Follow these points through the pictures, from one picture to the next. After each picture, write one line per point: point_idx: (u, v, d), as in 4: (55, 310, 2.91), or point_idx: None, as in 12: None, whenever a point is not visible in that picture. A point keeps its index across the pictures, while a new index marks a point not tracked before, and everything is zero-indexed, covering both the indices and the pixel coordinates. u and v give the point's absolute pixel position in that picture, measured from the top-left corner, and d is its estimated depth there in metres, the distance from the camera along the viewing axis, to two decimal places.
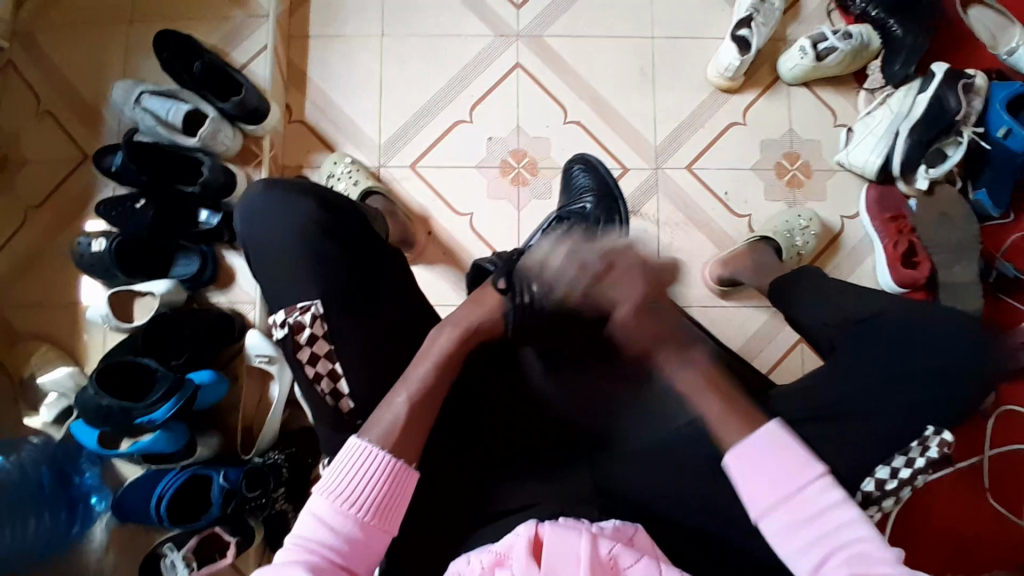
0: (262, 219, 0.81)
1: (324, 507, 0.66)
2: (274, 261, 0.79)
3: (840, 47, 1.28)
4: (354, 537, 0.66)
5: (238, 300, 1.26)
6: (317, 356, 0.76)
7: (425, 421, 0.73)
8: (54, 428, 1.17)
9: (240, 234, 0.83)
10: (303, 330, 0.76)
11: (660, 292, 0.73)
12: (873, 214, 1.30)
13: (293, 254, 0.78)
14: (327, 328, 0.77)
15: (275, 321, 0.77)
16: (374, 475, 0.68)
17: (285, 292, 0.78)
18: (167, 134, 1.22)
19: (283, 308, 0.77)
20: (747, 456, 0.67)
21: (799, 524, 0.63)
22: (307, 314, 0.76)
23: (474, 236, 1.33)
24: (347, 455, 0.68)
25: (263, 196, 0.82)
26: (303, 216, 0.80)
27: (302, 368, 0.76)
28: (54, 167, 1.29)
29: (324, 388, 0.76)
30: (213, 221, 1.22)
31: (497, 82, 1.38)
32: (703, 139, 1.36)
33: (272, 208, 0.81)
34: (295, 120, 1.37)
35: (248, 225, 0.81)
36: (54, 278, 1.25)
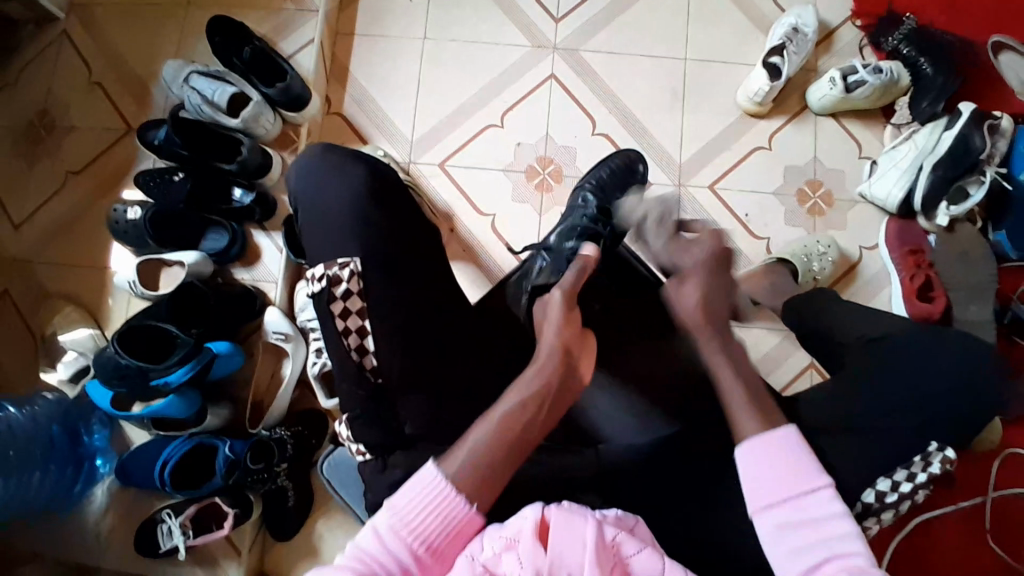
0: (314, 178, 0.87)
1: (388, 526, 0.69)
2: (318, 222, 0.86)
3: (870, 81, 1.30)
4: (408, 565, 0.68)
5: (261, 277, 1.29)
6: (348, 311, 0.81)
7: (495, 469, 0.72)
8: (70, 387, 1.19)
9: (291, 188, 0.90)
10: (340, 284, 0.81)
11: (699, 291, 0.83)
12: (893, 247, 1.30)
13: (340, 212, 0.85)
14: (362, 286, 0.82)
15: (311, 277, 0.83)
16: (438, 509, 0.70)
17: (328, 251, 0.84)
18: (211, 113, 1.25)
19: (322, 264, 0.82)
20: (762, 448, 0.69)
21: (796, 521, 0.66)
22: (346, 271, 0.82)
23: (494, 236, 1.36)
24: (422, 482, 0.72)
25: (315, 159, 0.89)
26: (355, 182, 0.86)
27: (332, 321, 0.80)
28: (99, 137, 1.34)
29: (351, 343, 0.81)
30: (245, 200, 1.26)
31: (529, 91, 1.42)
32: (728, 160, 1.38)
33: (321, 170, 0.87)
34: (332, 112, 1.42)
35: (296, 186, 0.89)
36: (87, 242, 1.30)
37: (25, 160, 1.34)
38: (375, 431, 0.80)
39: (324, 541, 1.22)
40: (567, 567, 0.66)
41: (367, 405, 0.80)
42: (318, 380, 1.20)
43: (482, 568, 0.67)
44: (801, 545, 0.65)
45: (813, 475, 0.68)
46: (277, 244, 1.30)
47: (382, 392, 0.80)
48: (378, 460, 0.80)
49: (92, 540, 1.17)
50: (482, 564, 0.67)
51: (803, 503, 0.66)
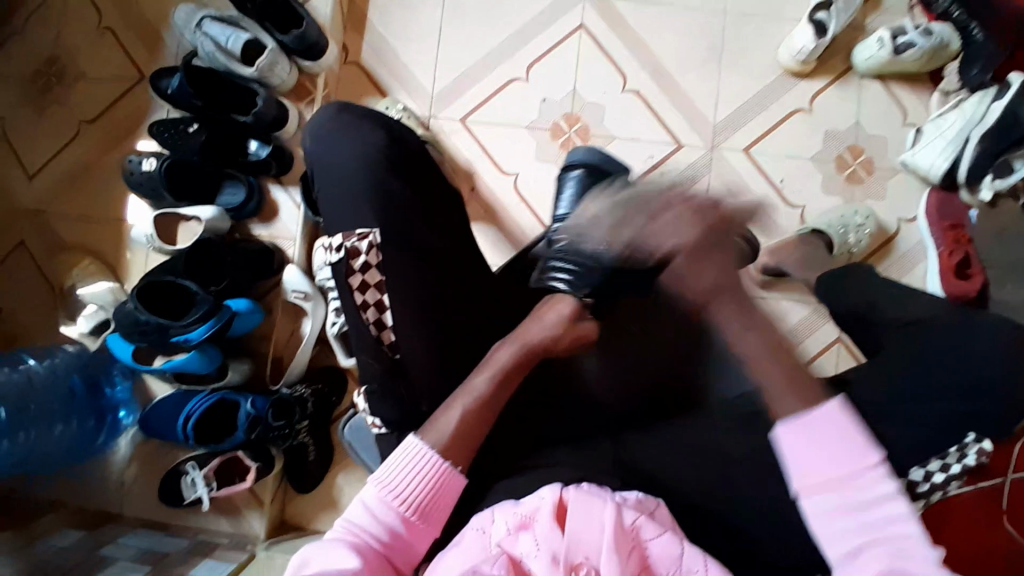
0: (327, 139, 0.84)
1: (376, 497, 0.72)
2: (336, 186, 0.81)
3: (920, 44, 1.21)
4: (397, 530, 0.71)
5: (279, 235, 1.27)
6: (367, 285, 0.78)
7: (482, 428, 0.76)
8: (90, 340, 1.20)
9: (305, 149, 0.86)
10: (358, 257, 0.78)
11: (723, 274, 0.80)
12: (933, 220, 1.24)
13: (353, 179, 0.81)
14: (381, 259, 0.78)
15: (331, 245, 0.80)
16: (423, 471, 0.73)
17: (344, 218, 0.81)
18: (224, 61, 1.21)
19: (340, 234, 0.79)
20: (806, 429, 0.66)
21: (846, 505, 0.64)
22: (365, 241, 0.78)
23: (517, 198, 1.32)
24: (405, 450, 0.74)
25: (331, 121, 0.85)
26: (370, 142, 0.82)
27: (351, 294, 0.78)
28: (111, 85, 1.30)
29: (370, 317, 0.78)
30: (262, 153, 1.22)
31: (556, 44, 1.35)
32: (764, 123, 1.31)
33: (339, 133, 0.83)
34: (350, 61, 1.36)
35: (310, 150, 0.85)
36: (102, 193, 1.27)
37: (37, 109, 1.30)
38: (393, 405, 0.79)
39: (343, 493, 1.25)
40: (584, 549, 0.67)
41: (384, 381, 0.78)
42: (338, 340, 1.21)
43: (498, 548, 0.68)
44: (855, 527, 0.63)
45: (863, 454, 0.65)
46: (294, 201, 1.27)
47: (401, 366, 0.78)
48: (394, 434, 0.81)
49: (118, 488, 1.21)
50: (499, 544, 0.69)
51: (852, 486, 0.64)
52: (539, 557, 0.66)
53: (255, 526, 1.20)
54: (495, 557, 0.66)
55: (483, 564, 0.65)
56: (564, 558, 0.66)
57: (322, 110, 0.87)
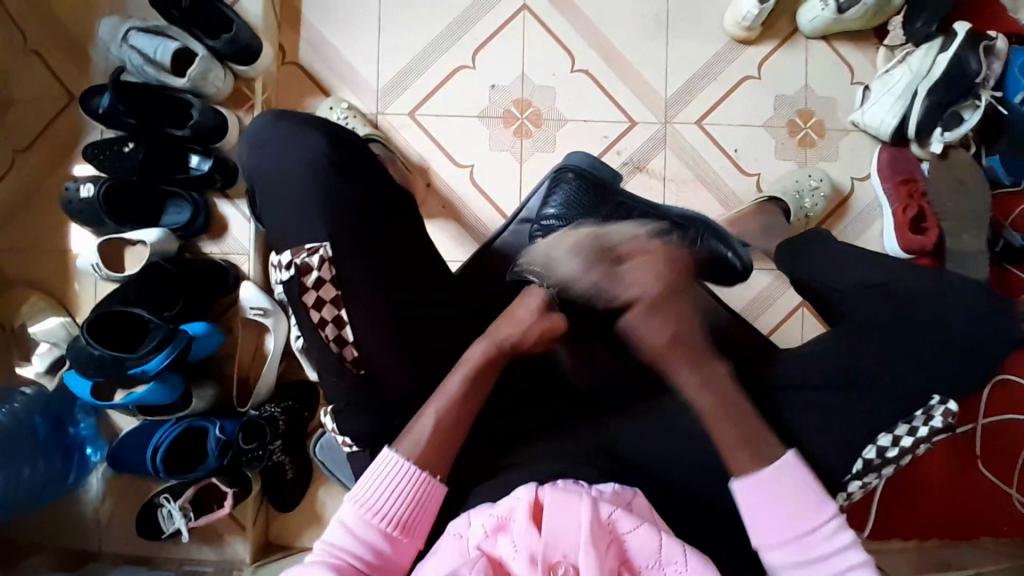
0: (268, 153, 0.80)
1: (354, 516, 0.71)
2: (281, 203, 0.78)
3: (862, 1, 1.20)
4: (379, 547, 0.70)
5: (230, 250, 1.23)
6: (323, 302, 0.75)
7: (458, 431, 0.76)
8: (47, 378, 1.16)
9: (244, 164, 0.82)
10: (310, 273, 0.75)
11: (660, 323, 0.88)
12: (885, 177, 1.26)
13: (300, 197, 0.77)
14: (335, 273, 0.76)
15: (279, 263, 0.77)
16: (400, 485, 0.72)
17: (294, 236, 0.78)
18: (155, 74, 1.14)
19: (289, 250, 0.76)
20: (762, 483, 0.74)
21: (808, 557, 0.71)
22: (315, 257, 0.75)
23: (475, 189, 1.29)
24: (380, 465, 0.73)
25: (273, 129, 0.81)
26: (312, 153, 0.79)
27: (306, 313, 0.75)
28: (37, 108, 1.23)
29: (329, 335, 0.76)
30: (204, 168, 1.17)
31: (500, 27, 1.31)
32: (716, 93, 1.31)
33: (278, 143, 0.80)
34: (288, 62, 1.30)
35: (248, 164, 0.81)
36: (40, 224, 1.21)
37: None
38: (365, 422, 0.77)
39: (327, 508, 1.23)
40: (563, 548, 0.67)
41: (350, 395, 0.76)
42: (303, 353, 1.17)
43: (477, 552, 0.68)
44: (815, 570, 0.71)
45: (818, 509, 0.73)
46: (243, 214, 1.23)
47: (368, 381, 0.76)
48: (367, 450, 0.79)
49: (94, 525, 1.18)
50: (477, 547, 0.68)
51: (805, 542, 0.72)
52: (518, 558, 0.66)
53: (240, 550, 1.19)
54: (473, 561, 0.66)
55: (462, 569, 0.65)
56: (542, 557, 0.66)
57: (258, 122, 0.83)
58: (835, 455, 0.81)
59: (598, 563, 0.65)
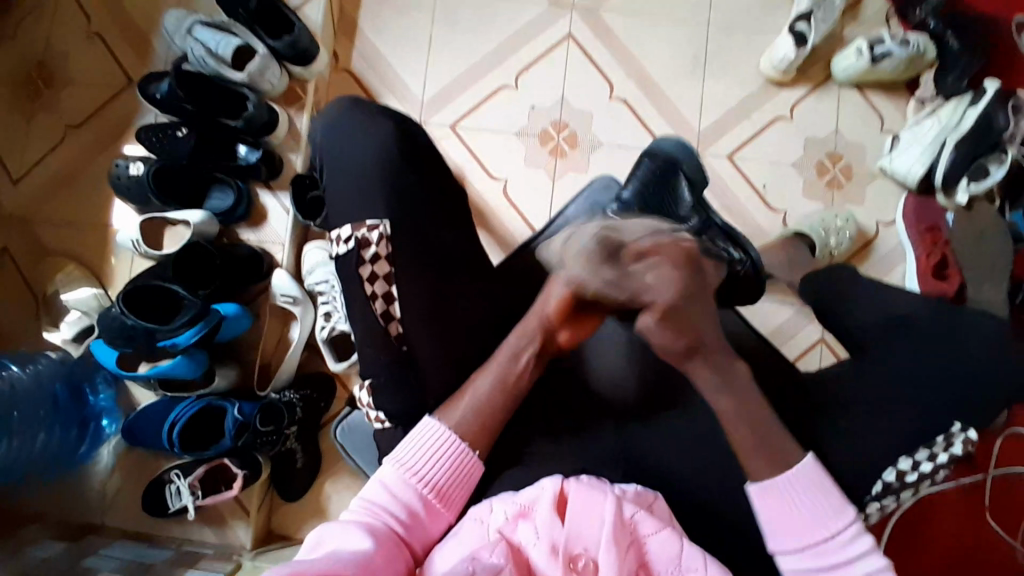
0: (335, 132, 0.84)
1: (394, 476, 0.73)
2: (339, 181, 0.81)
3: (896, 53, 1.26)
4: (415, 509, 0.72)
5: (267, 239, 1.26)
6: (376, 276, 0.78)
7: (498, 415, 0.78)
8: (73, 346, 1.18)
9: (313, 138, 0.87)
10: (368, 247, 0.78)
11: (673, 274, 0.80)
12: (909, 223, 1.29)
13: (354, 177, 0.80)
14: (392, 250, 0.79)
15: (338, 236, 0.80)
16: (440, 452, 0.74)
17: (347, 213, 0.81)
18: (214, 66, 1.20)
19: (350, 225, 0.79)
20: (778, 492, 0.74)
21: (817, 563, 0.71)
22: (376, 233, 0.78)
23: (507, 202, 1.33)
24: (421, 432, 0.75)
25: (342, 112, 0.84)
26: (377, 136, 0.82)
27: (361, 285, 0.78)
28: (97, 90, 1.29)
29: (377, 308, 0.78)
30: (251, 158, 1.22)
31: (545, 52, 1.37)
32: (747, 130, 1.35)
33: (344, 125, 0.84)
34: (341, 68, 1.37)
35: (318, 136, 0.86)
36: (87, 199, 1.26)
37: (23, 113, 1.28)
38: (397, 398, 0.79)
39: (331, 502, 1.23)
40: (584, 542, 0.67)
41: (392, 372, 0.78)
42: (327, 344, 1.19)
43: (497, 536, 0.68)
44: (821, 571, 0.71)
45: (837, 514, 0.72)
46: (283, 205, 1.26)
47: (407, 356, 0.79)
48: (400, 427, 0.81)
49: (102, 497, 1.18)
50: (498, 531, 0.68)
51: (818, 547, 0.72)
52: (539, 546, 0.66)
53: (242, 536, 1.18)
54: (494, 545, 0.66)
55: (482, 551, 0.65)
56: (563, 547, 0.66)
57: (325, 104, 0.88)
58: (855, 477, 0.82)
59: (619, 561, 0.65)
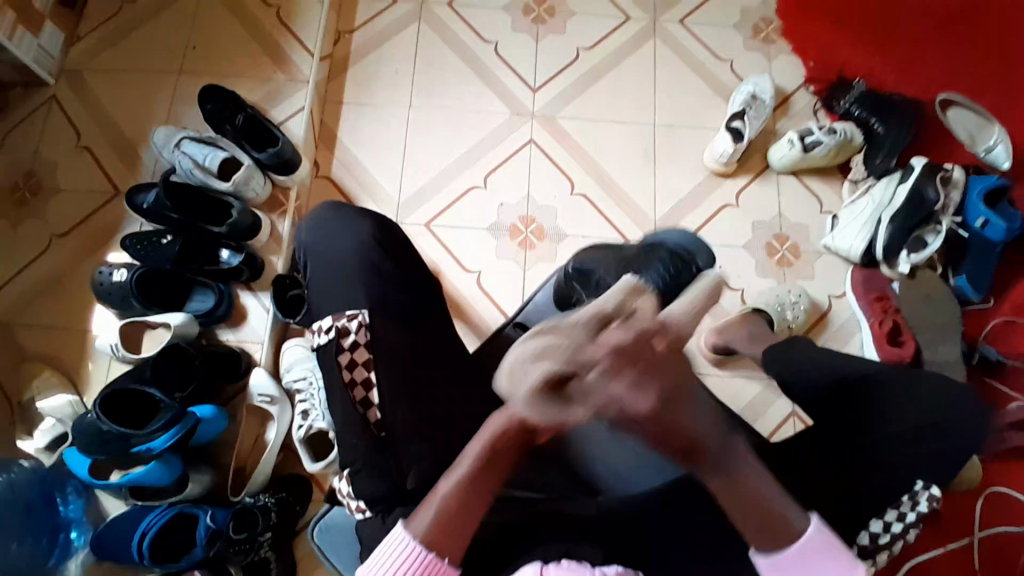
0: (322, 230, 0.92)
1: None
2: (325, 272, 0.88)
3: (825, 141, 1.41)
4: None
5: (246, 339, 1.28)
6: (355, 363, 0.82)
7: (469, 518, 0.70)
8: (47, 455, 1.15)
9: (301, 243, 0.93)
10: (347, 335, 0.83)
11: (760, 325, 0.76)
12: (859, 293, 1.37)
13: (339, 266, 0.87)
14: (370, 336, 0.83)
15: (320, 327, 0.85)
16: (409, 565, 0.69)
17: (334, 302, 0.86)
18: (201, 177, 1.28)
19: (330, 316, 0.84)
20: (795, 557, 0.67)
21: None
22: (354, 321, 0.83)
23: (482, 294, 1.39)
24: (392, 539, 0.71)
25: (329, 215, 0.93)
26: (358, 233, 0.90)
27: (339, 372, 0.82)
28: (85, 200, 1.35)
29: (357, 396, 0.82)
30: (233, 261, 1.26)
31: (511, 154, 1.49)
32: (700, 216, 1.46)
33: (330, 223, 0.92)
34: (321, 175, 1.46)
35: (305, 241, 0.92)
36: (68, 306, 1.28)
37: (9, 224, 1.33)
38: (377, 484, 0.78)
39: None
40: None
41: (369, 455, 0.79)
42: (303, 443, 1.18)
43: None
44: None
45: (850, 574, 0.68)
46: (264, 304, 1.30)
47: (388, 440, 0.80)
48: (379, 515, 0.79)
49: None
50: None
51: None
52: None
53: None
54: None
55: None
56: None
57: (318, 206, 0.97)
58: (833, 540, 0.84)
59: None
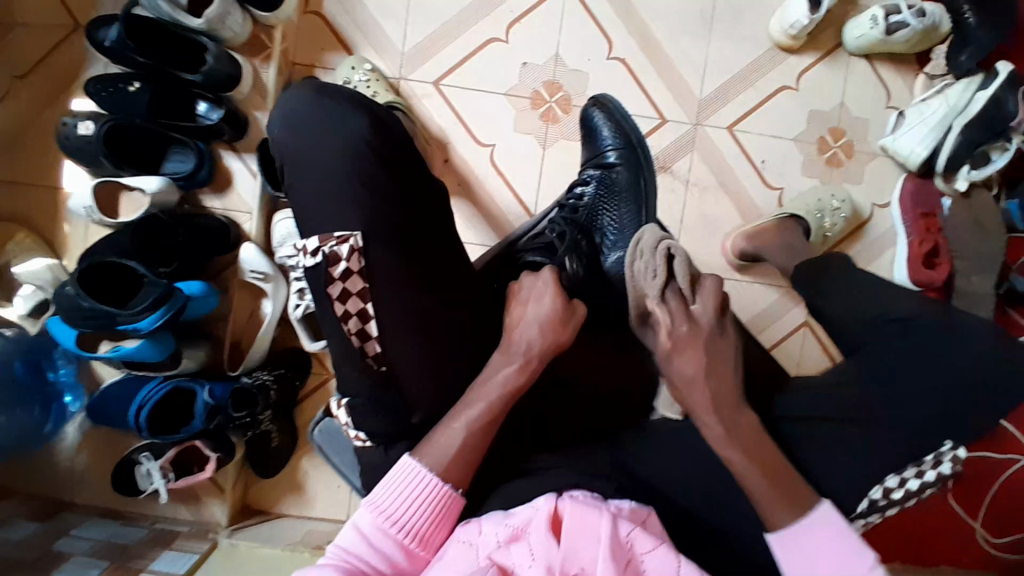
0: (305, 124, 0.75)
1: (368, 520, 0.69)
2: (315, 181, 0.74)
3: (913, 24, 1.17)
4: (395, 558, 0.68)
5: (233, 207, 1.17)
6: (348, 294, 0.73)
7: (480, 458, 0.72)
8: (30, 323, 1.07)
9: (274, 135, 0.77)
10: (338, 262, 0.72)
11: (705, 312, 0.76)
12: (906, 207, 1.25)
13: (336, 175, 0.74)
14: (364, 264, 0.73)
15: (305, 248, 0.74)
16: (419, 496, 0.70)
17: (325, 219, 0.74)
18: (170, 12, 1.02)
19: (317, 236, 0.73)
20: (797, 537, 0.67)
21: None
22: (344, 246, 0.72)
23: (495, 172, 1.24)
24: (400, 473, 0.71)
25: (308, 105, 0.76)
26: (347, 131, 0.75)
27: (331, 305, 0.73)
28: (39, 30, 1.13)
29: (351, 327, 0.73)
30: (212, 117, 1.09)
31: (539, 2, 1.24)
32: (751, 99, 1.27)
33: (305, 117, 0.76)
34: (309, 10, 1.22)
35: (279, 137, 0.76)
36: (29, 158, 1.13)
37: None
38: (379, 418, 0.76)
39: (310, 478, 1.23)
40: (580, 563, 0.63)
41: (369, 392, 0.74)
42: (302, 323, 1.14)
43: (486, 561, 0.64)
44: None
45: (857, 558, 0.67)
46: (250, 168, 1.17)
47: (387, 377, 0.74)
48: (381, 448, 0.78)
49: (70, 476, 1.15)
50: (487, 555, 0.65)
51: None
52: (533, 569, 0.62)
53: (217, 513, 1.17)
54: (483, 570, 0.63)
55: None
56: (559, 570, 0.62)
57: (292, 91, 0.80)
58: None
59: None
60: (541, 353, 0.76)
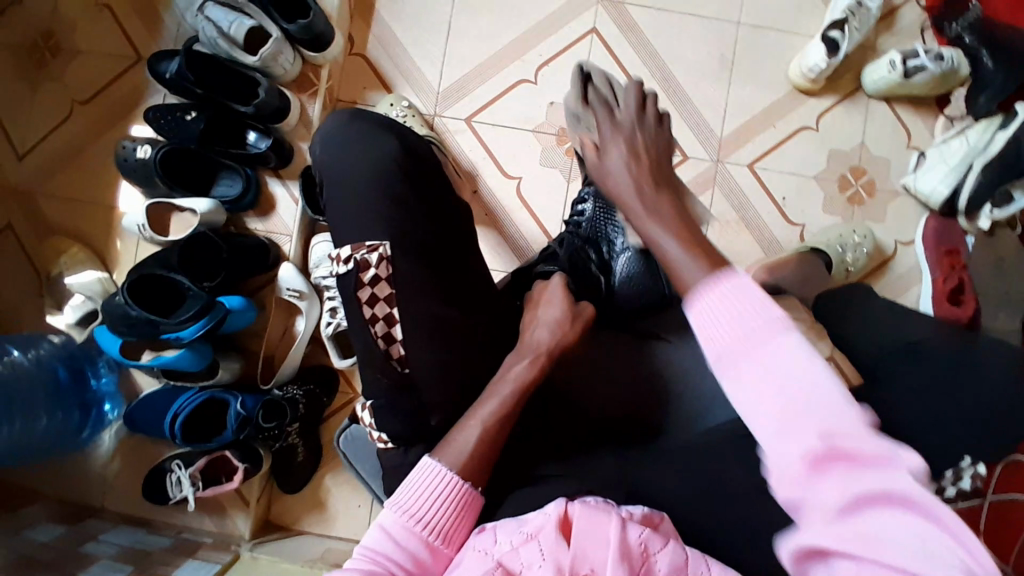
0: (344, 144, 0.82)
1: (394, 520, 0.70)
2: (350, 193, 0.80)
3: (929, 67, 1.21)
4: (420, 556, 0.69)
5: (275, 230, 1.24)
6: (376, 299, 0.77)
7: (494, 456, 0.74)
8: (77, 331, 1.17)
9: (316, 158, 0.85)
10: (368, 269, 0.78)
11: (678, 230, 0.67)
12: (929, 245, 1.26)
13: (370, 188, 0.79)
14: (392, 272, 0.78)
15: (338, 257, 0.79)
16: (442, 492, 0.72)
17: (359, 229, 0.79)
18: (226, 48, 1.15)
19: (349, 245, 0.79)
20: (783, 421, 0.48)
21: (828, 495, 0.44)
22: (375, 254, 0.77)
23: (520, 203, 1.30)
24: (422, 473, 0.73)
25: (346, 127, 0.84)
26: (382, 151, 0.81)
27: (359, 308, 0.78)
28: (107, 65, 1.25)
29: (378, 331, 0.78)
30: (260, 146, 1.18)
31: (566, 46, 1.32)
32: (770, 139, 1.31)
33: (344, 139, 0.83)
34: (354, 53, 1.33)
35: (321, 156, 0.84)
36: (92, 181, 1.23)
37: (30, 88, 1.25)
38: (397, 420, 0.78)
39: (331, 495, 1.24)
40: (589, 565, 0.62)
41: (390, 393, 0.77)
42: (331, 339, 1.19)
43: (496, 564, 0.65)
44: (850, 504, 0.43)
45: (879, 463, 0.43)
46: (293, 195, 1.25)
47: (409, 380, 0.78)
48: (401, 448, 0.80)
49: (98, 482, 1.19)
50: (497, 559, 0.65)
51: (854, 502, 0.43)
52: (542, 570, 0.62)
53: (240, 526, 1.19)
54: None
55: None
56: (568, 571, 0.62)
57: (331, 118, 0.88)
58: None
59: None
60: (550, 351, 0.80)
